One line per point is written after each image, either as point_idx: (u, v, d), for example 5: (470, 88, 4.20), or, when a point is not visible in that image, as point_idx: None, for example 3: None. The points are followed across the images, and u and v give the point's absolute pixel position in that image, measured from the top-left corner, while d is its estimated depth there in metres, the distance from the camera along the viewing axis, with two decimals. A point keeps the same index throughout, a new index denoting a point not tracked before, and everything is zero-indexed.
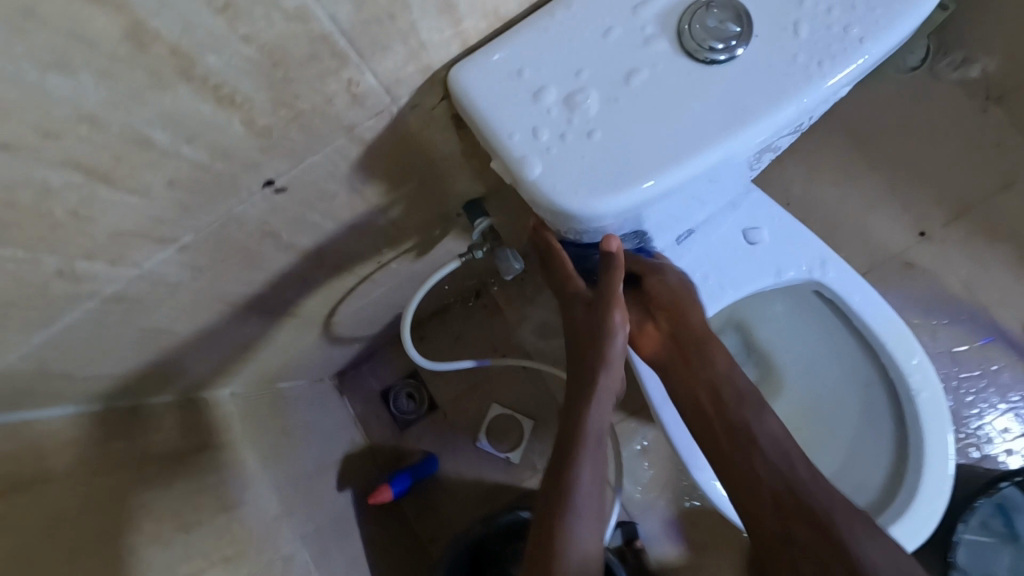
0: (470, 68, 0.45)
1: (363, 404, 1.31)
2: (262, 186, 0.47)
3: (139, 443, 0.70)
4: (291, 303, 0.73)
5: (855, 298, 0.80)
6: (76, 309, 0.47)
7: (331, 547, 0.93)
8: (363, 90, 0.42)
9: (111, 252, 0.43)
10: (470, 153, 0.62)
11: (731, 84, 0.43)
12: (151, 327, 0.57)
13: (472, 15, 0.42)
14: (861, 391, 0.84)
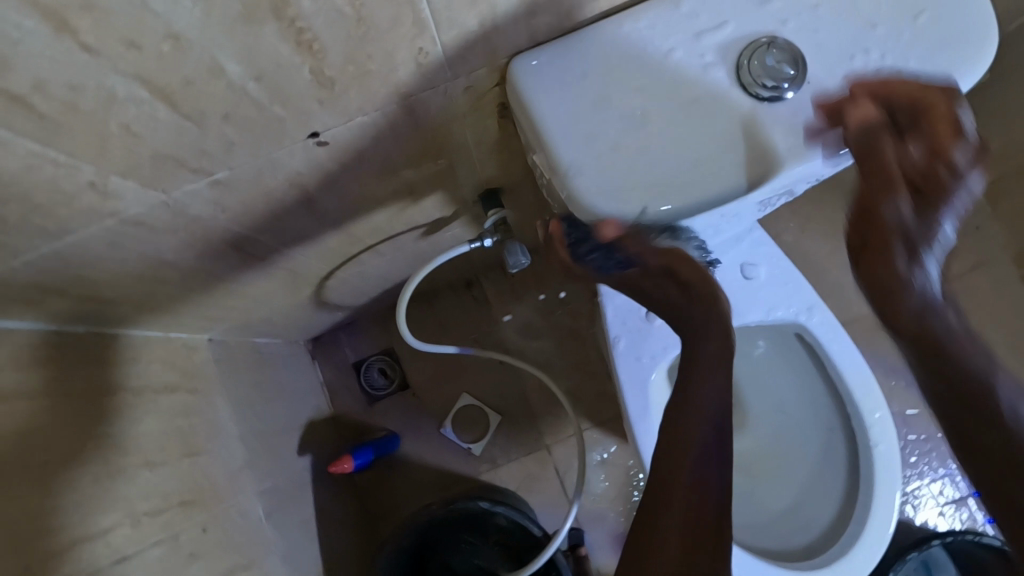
0: (536, 59, 0.46)
1: (334, 372, 1.30)
2: (307, 137, 0.47)
3: (116, 372, 0.69)
4: (293, 258, 0.73)
5: (833, 346, 0.84)
6: (93, 225, 0.46)
7: (284, 508, 0.93)
8: (430, 62, 0.43)
9: (146, 173, 0.43)
10: (504, 142, 0.63)
11: (776, 123, 0.46)
12: (157, 257, 0.56)
13: (548, 11, 0.44)
14: (823, 435, 0.88)
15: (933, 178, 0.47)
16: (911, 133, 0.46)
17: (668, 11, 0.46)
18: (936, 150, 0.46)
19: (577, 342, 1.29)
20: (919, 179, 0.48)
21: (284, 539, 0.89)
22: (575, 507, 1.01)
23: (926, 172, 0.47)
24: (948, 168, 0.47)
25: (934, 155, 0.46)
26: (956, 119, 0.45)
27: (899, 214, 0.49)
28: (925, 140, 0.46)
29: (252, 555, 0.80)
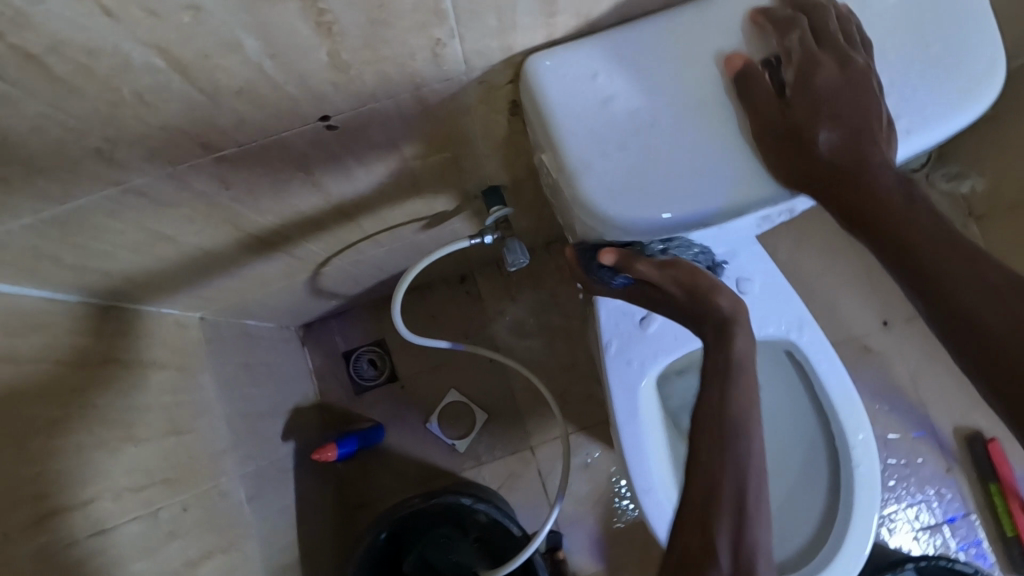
0: (552, 56, 0.47)
1: (323, 359, 1.30)
2: (317, 120, 0.47)
3: (105, 343, 0.68)
4: (292, 241, 0.73)
5: (822, 365, 0.84)
6: (95, 193, 0.46)
7: (265, 492, 0.93)
8: (445, 54, 0.43)
9: (153, 143, 0.42)
10: (511, 139, 0.63)
11: None
12: (156, 230, 0.56)
13: (567, 11, 0.44)
14: (806, 453, 0.89)
15: (821, 61, 0.44)
16: (788, 35, 0.45)
17: (686, 18, 0.47)
18: (824, 38, 0.44)
19: (568, 345, 1.29)
20: (808, 66, 0.44)
21: (262, 522, 0.89)
22: (557, 509, 1.02)
23: (811, 57, 0.44)
24: (840, 57, 0.44)
25: (818, 42, 0.45)
26: (831, 10, 0.45)
27: (815, 98, 0.44)
28: (808, 30, 0.45)
29: (229, 537, 0.79)
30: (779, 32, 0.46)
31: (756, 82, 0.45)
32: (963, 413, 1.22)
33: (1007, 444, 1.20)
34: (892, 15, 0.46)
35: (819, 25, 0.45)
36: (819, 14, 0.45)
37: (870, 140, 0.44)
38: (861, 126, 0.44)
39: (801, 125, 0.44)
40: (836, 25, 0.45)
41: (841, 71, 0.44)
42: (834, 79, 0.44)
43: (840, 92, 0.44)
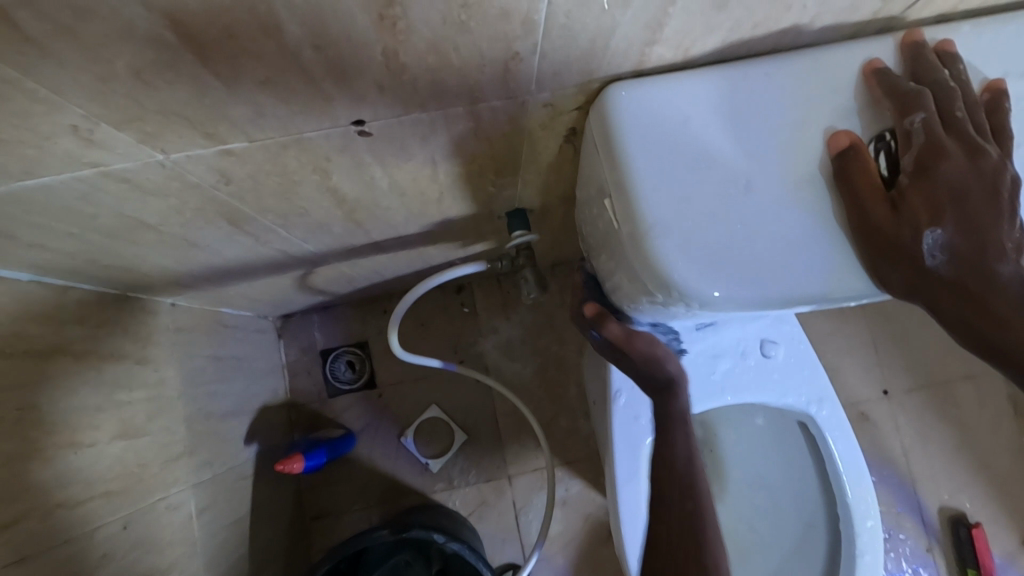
0: (635, 88, 0.40)
1: (298, 354, 1.22)
2: (351, 123, 0.39)
3: (57, 331, 0.59)
4: (289, 240, 0.65)
5: (837, 443, 0.79)
6: (66, 173, 0.37)
7: (219, 503, 0.84)
8: (519, 70, 0.36)
9: (148, 127, 0.34)
10: (555, 165, 0.56)
11: None
12: (134, 215, 0.47)
13: (667, 42, 0.37)
14: (802, 530, 0.84)
15: (944, 156, 0.37)
16: (910, 115, 0.38)
17: (796, 69, 0.40)
18: (950, 128, 0.38)
19: (560, 373, 1.22)
20: (930, 156, 0.37)
21: (211, 540, 0.80)
22: (535, 554, 0.96)
23: (935, 149, 0.37)
24: (968, 153, 0.37)
25: (944, 132, 0.38)
26: (957, 93, 0.39)
27: (937, 200, 0.37)
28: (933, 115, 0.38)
29: (173, 558, 0.71)
30: (899, 111, 0.39)
31: (866, 166, 0.38)
32: (950, 493, 1.19)
33: (988, 531, 1.18)
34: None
35: (942, 112, 0.38)
36: (945, 98, 0.38)
37: (995, 248, 0.37)
38: (982, 232, 0.37)
39: (916, 228, 0.37)
40: (961, 115, 0.38)
41: (968, 171, 0.37)
42: (960, 179, 0.37)
43: (965, 195, 0.37)
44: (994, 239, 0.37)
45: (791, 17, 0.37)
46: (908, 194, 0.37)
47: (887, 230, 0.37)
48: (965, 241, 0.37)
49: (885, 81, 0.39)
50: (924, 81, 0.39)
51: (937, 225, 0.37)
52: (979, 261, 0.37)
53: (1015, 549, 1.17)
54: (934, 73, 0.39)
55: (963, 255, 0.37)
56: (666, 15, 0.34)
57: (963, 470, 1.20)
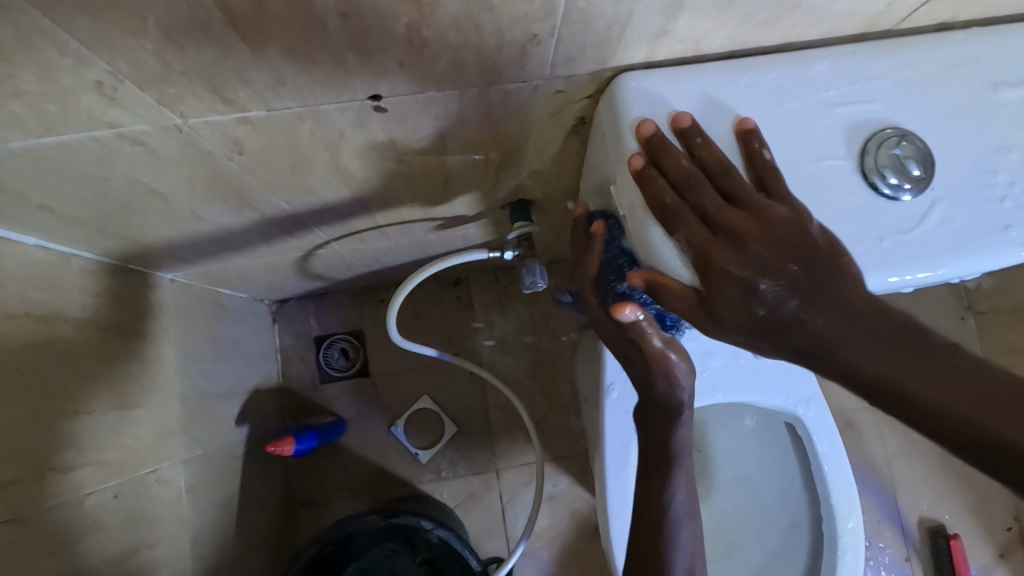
0: (645, 78, 0.41)
1: (293, 339, 1.22)
2: (368, 99, 0.40)
3: (58, 296, 0.59)
4: (294, 219, 0.66)
5: (823, 446, 0.81)
6: (84, 132, 0.38)
7: (209, 481, 0.84)
8: (535, 54, 0.37)
9: (170, 90, 0.35)
10: (561, 155, 0.57)
11: (893, 221, 0.40)
12: (145, 181, 0.48)
13: (679, 35, 0.38)
14: (785, 531, 0.86)
15: (720, 253, 0.37)
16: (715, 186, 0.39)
17: (798, 72, 0.41)
18: (718, 223, 0.38)
19: (552, 371, 1.23)
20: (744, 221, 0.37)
21: (200, 517, 0.80)
22: (522, 546, 0.96)
23: (709, 252, 0.37)
24: (740, 240, 0.37)
25: (712, 230, 0.38)
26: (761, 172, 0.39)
27: (736, 290, 0.37)
28: (692, 224, 0.38)
29: (162, 532, 0.71)
30: (663, 227, 0.39)
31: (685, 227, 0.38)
32: (931, 503, 1.21)
33: (967, 542, 1.20)
34: None
35: (702, 211, 0.38)
36: (696, 197, 0.38)
37: (818, 298, 0.36)
38: (792, 300, 0.36)
39: (733, 297, 0.37)
40: (721, 201, 0.38)
41: (749, 255, 0.37)
42: (746, 270, 0.37)
43: (759, 276, 0.37)
44: (816, 294, 0.36)
45: (800, 18, 0.38)
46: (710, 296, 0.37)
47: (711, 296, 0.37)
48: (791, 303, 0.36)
49: (644, 188, 0.40)
50: (677, 181, 0.39)
51: (747, 292, 0.37)
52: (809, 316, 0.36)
53: (990, 560, 1.19)
54: (682, 170, 0.39)
55: (784, 316, 0.37)
56: (680, 7, 0.35)
57: (944, 481, 1.22)
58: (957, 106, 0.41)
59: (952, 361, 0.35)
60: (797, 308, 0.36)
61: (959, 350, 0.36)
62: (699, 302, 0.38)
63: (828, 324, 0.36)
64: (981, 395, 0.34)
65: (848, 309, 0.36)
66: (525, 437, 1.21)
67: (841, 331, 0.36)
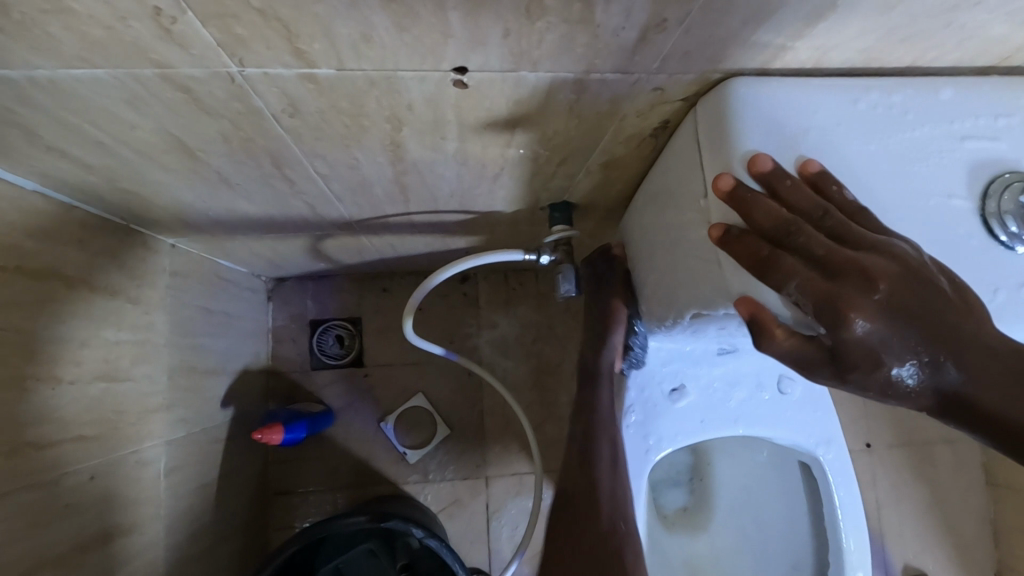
0: (759, 85, 0.37)
1: (286, 320, 1.16)
2: (452, 70, 0.35)
3: (54, 251, 0.53)
4: (320, 194, 0.60)
5: (839, 489, 0.78)
6: (124, 66, 0.33)
7: (188, 464, 0.77)
8: (652, 43, 0.33)
9: (239, 30, 0.30)
10: (625, 157, 0.53)
11: (1011, 274, 0.36)
12: (175, 133, 0.42)
13: (810, 41, 0.34)
14: (786, 568, 0.84)
15: (849, 301, 0.31)
16: (808, 230, 0.33)
17: (924, 97, 0.37)
18: (833, 265, 0.32)
19: (552, 381, 1.19)
20: (850, 268, 0.31)
21: (175, 502, 0.74)
22: (512, 563, 0.91)
23: (838, 302, 0.31)
24: (867, 282, 0.31)
25: (831, 275, 0.32)
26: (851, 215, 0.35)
27: (864, 341, 0.31)
28: (801, 269, 0.33)
29: (135, 518, 0.65)
30: (766, 280, 0.34)
31: (785, 274, 0.33)
32: (916, 552, 1.21)
33: None
34: None
35: (809, 255, 0.33)
36: (798, 242, 0.33)
37: (953, 348, 0.31)
38: (937, 353, 0.31)
39: (858, 353, 0.31)
40: (827, 240, 0.33)
41: (879, 301, 0.31)
42: (881, 321, 0.31)
43: (895, 322, 0.31)
44: (950, 340, 0.31)
45: (941, 38, 0.35)
46: (841, 352, 0.31)
47: (836, 350, 0.32)
48: (928, 354, 0.31)
49: (734, 246, 0.35)
50: (771, 229, 0.34)
51: (872, 344, 0.31)
52: (949, 371, 0.31)
53: None
54: (775, 215, 0.34)
55: (921, 370, 0.31)
56: (827, 9, 0.31)
57: (930, 531, 1.22)
58: None
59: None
60: (929, 361, 0.31)
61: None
62: (827, 354, 0.32)
63: (982, 377, 0.31)
64: None
65: (992, 356, 0.31)
66: (518, 446, 1.17)
67: (1000, 388, 0.31)
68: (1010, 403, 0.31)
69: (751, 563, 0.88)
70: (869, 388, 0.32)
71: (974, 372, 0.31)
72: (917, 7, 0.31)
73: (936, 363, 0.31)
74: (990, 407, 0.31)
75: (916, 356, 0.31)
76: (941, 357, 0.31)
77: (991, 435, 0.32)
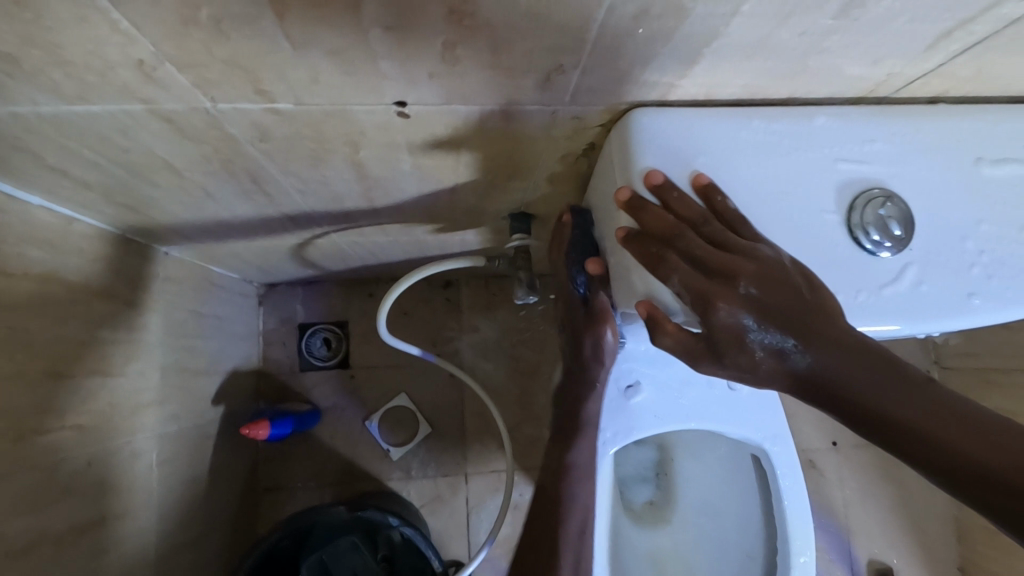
0: (658, 114, 0.43)
1: (276, 323, 1.22)
2: (394, 104, 0.42)
3: (58, 259, 0.59)
4: (297, 206, 0.67)
5: (785, 480, 0.83)
6: (114, 103, 0.39)
7: (178, 457, 0.83)
8: (558, 81, 0.39)
9: (208, 75, 0.36)
10: (566, 172, 0.59)
11: (871, 275, 0.42)
12: (162, 155, 0.49)
13: (695, 78, 0.40)
14: (740, 558, 0.88)
15: (716, 293, 0.38)
16: (693, 236, 0.40)
17: (799, 124, 0.43)
18: (707, 265, 0.39)
19: (530, 383, 1.24)
20: (721, 267, 0.39)
21: (166, 491, 0.80)
22: (483, 551, 0.96)
23: (708, 295, 0.38)
24: (733, 279, 0.38)
25: (705, 273, 0.39)
26: (731, 223, 0.41)
27: (729, 328, 0.38)
28: (683, 268, 0.39)
29: (129, 504, 0.71)
30: (656, 274, 0.40)
31: (670, 272, 0.40)
32: (881, 547, 1.25)
33: None
34: (1005, 185, 0.44)
35: (691, 255, 0.40)
36: (683, 244, 0.40)
37: (806, 336, 0.38)
38: (789, 339, 0.38)
39: (725, 337, 0.38)
40: (705, 245, 0.40)
41: (741, 295, 0.38)
42: (743, 310, 0.38)
43: (756, 313, 0.38)
44: (804, 329, 0.38)
45: (807, 77, 0.41)
46: (714, 336, 0.38)
47: (707, 337, 0.39)
48: (784, 340, 0.38)
49: (633, 248, 0.42)
50: (663, 232, 0.40)
51: (735, 330, 0.38)
52: (801, 355, 0.38)
53: None
54: (666, 221, 0.41)
55: (778, 353, 0.38)
56: (699, 55, 0.37)
57: (895, 527, 1.26)
58: (943, 177, 0.43)
59: (935, 393, 0.38)
60: (785, 346, 0.38)
61: (932, 381, 0.38)
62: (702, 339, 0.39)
63: (831, 362, 0.37)
64: (963, 426, 0.37)
65: (840, 347, 0.38)
66: (497, 444, 1.22)
67: (845, 373, 0.38)
68: (849, 385, 0.38)
69: (709, 557, 0.92)
70: (737, 369, 0.39)
71: (825, 358, 0.38)
72: (775, 52, 0.37)
73: (791, 348, 0.38)
74: (835, 389, 0.38)
75: (773, 342, 0.38)
76: (795, 342, 0.38)
77: (839, 411, 0.39)
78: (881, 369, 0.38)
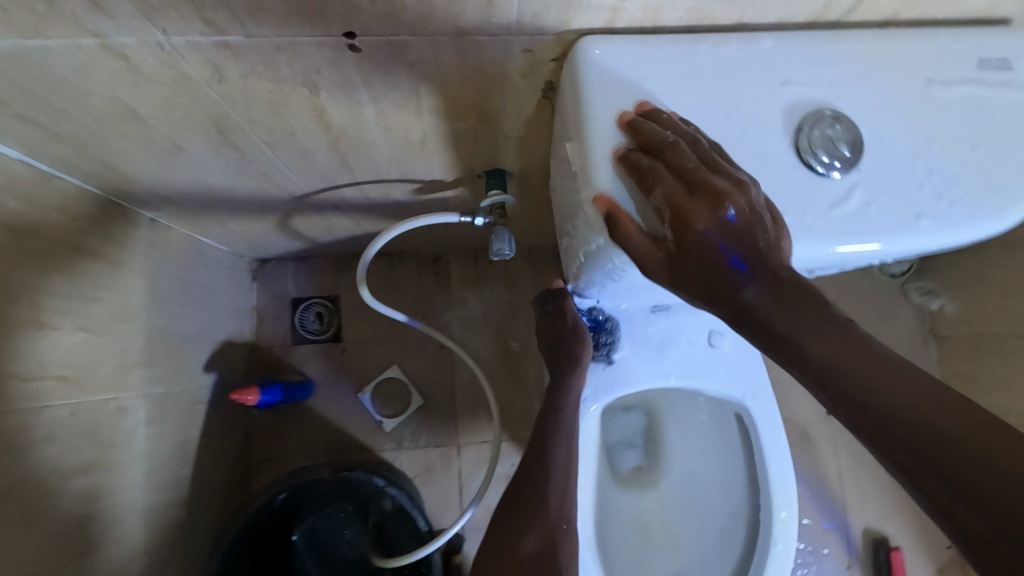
0: (606, 44, 0.43)
1: (269, 299, 1.24)
2: (341, 35, 0.42)
3: (37, 214, 0.61)
4: (272, 166, 0.68)
5: (765, 437, 0.83)
6: (68, 36, 0.40)
7: (167, 421, 0.85)
8: (499, 5, 0.40)
9: (153, 2, 0.38)
10: (531, 121, 0.59)
11: (820, 198, 0.43)
12: (127, 101, 0.50)
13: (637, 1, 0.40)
14: (724, 518, 0.89)
15: (695, 211, 0.39)
16: (685, 153, 0.40)
17: (747, 48, 0.43)
18: (693, 183, 0.39)
19: (519, 355, 1.25)
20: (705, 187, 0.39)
21: (154, 451, 0.81)
22: (469, 512, 0.97)
23: (685, 211, 0.39)
24: (716, 201, 0.39)
25: (688, 190, 0.39)
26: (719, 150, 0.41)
27: (700, 244, 0.39)
28: (668, 181, 0.40)
29: (115, 458, 0.73)
30: (641, 185, 0.41)
31: (654, 184, 0.40)
32: (875, 517, 1.24)
33: (907, 555, 1.23)
34: (956, 106, 0.44)
35: (679, 170, 0.40)
36: (675, 158, 0.40)
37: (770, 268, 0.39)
38: (753, 270, 0.39)
39: (692, 253, 0.39)
40: (695, 162, 0.40)
41: (718, 216, 0.39)
42: (715, 232, 0.39)
43: (728, 237, 0.39)
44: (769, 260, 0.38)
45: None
46: (681, 251, 0.39)
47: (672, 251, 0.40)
48: (744, 269, 0.39)
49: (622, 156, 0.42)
50: (656, 145, 0.41)
51: (704, 248, 0.39)
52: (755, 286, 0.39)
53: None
54: (661, 135, 0.41)
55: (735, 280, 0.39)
56: None
57: (890, 497, 1.25)
58: (891, 99, 0.43)
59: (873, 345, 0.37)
60: (742, 276, 0.39)
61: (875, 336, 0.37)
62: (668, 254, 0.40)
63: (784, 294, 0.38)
64: (910, 383, 0.34)
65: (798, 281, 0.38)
66: (488, 415, 1.23)
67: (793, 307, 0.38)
68: (797, 318, 0.38)
69: (694, 518, 0.93)
70: (693, 287, 0.41)
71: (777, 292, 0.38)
72: None
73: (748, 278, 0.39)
74: (781, 323, 0.38)
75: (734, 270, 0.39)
76: (755, 273, 0.39)
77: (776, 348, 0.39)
78: (825, 313, 0.37)
